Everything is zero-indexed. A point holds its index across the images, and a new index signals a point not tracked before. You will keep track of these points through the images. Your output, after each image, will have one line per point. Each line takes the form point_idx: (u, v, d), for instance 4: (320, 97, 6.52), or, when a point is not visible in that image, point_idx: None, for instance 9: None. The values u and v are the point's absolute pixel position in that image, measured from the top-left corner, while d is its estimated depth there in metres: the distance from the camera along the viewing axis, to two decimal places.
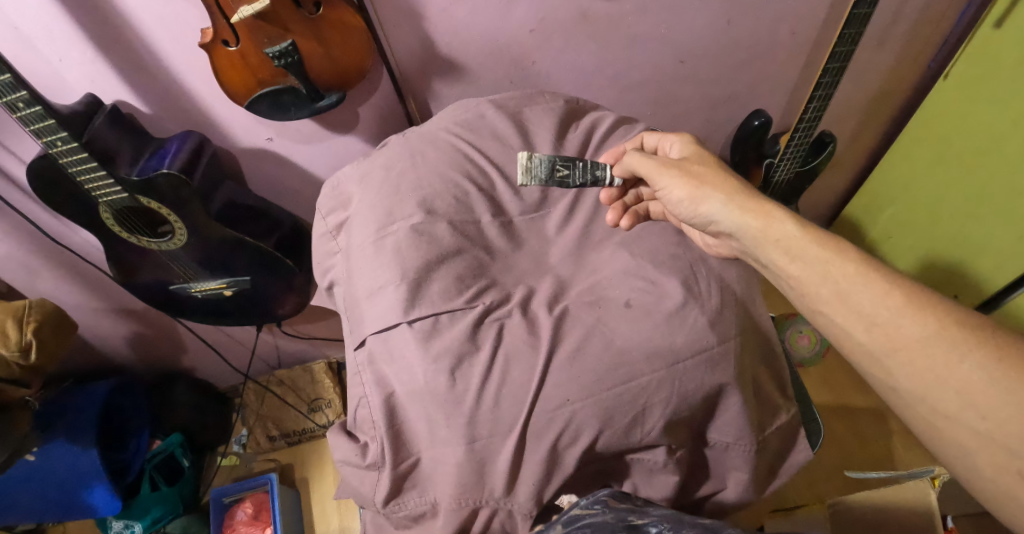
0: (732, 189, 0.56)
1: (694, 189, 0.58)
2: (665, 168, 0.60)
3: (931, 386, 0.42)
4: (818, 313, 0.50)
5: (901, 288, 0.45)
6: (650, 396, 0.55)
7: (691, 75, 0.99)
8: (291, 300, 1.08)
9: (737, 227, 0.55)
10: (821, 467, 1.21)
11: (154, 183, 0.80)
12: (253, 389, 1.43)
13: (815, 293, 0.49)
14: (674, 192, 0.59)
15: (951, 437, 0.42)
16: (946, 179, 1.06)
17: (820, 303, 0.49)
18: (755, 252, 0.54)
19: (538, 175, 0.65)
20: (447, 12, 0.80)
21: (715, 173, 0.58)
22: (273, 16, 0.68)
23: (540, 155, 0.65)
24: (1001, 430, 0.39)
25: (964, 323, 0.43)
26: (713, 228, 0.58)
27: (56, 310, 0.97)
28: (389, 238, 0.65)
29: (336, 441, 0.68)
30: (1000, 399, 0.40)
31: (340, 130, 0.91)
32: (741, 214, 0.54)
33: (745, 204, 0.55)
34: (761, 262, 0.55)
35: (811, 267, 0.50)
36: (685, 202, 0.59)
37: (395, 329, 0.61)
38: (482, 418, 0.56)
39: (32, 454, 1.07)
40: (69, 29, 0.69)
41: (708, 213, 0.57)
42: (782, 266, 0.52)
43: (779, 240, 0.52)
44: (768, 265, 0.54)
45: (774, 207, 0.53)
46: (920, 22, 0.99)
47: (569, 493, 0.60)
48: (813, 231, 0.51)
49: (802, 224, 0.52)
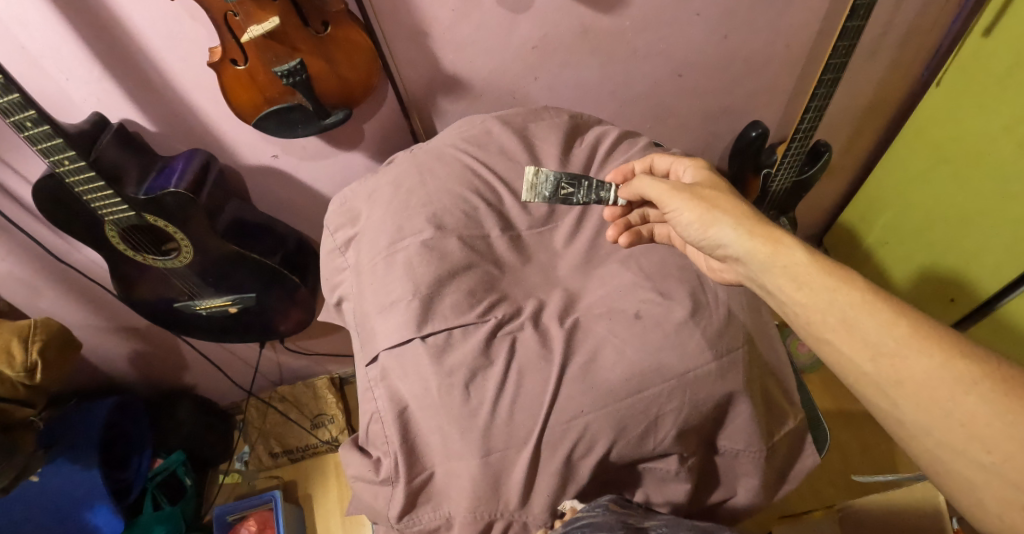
0: (741, 215, 0.57)
1: (704, 213, 0.59)
2: (676, 192, 0.61)
3: (937, 418, 0.44)
4: (822, 341, 0.51)
5: (906, 319, 0.47)
6: (663, 405, 0.56)
7: (689, 88, 1.01)
8: (294, 316, 1.08)
9: (746, 253, 0.55)
10: (824, 472, 1.22)
11: (161, 201, 0.80)
12: (255, 405, 1.43)
13: (821, 321, 0.50)
14: (683, 214, 0.60)
15: (957, 469, 0.43)
16: (940, 188, 1.08)
17: (825, 332, 0.50)
18: (762, 279, 0.55)
19: (541, 193, 0.70)
20: (453, 31, 0.82)
21: (725, 199, 0.59)
22: (282, 35, 0.69)
23: (545, 173, 0.70)
24: (1007, 464, 0.40)
25: (969, 355, 0.44)
26: (721, 252, 0.58)
27: (61, 329, 0.97)
28: (399, 255, 0.66)
29: (349, 457, 0.69)
30: (1005, 433, 0.41)
31: (346, 147, 0.93)
32: (750, 240, 0.55)
33: (754, 230, 0.55)
34: (765, 288, 0.56)
35: (817, 293, 0.51)
36: (694, 225, 0.60)
37: (407, 345, 0.61)
38: (497, 431, 0.57)
39: (37, 475, 1.07)
40: (78, 49, 0.70)
41: (716, 237, 0.58)
42: (787, 292, 0.53)
43: (785, 267, 0.53)
44: (775, 293, 0.54)
45: (784, 235, 0.54)
46: (910, 34, 1.02)
47: (572, 498, 0.58)
48: (822, 260, 0.52)
49: (810, 252, 0.53)
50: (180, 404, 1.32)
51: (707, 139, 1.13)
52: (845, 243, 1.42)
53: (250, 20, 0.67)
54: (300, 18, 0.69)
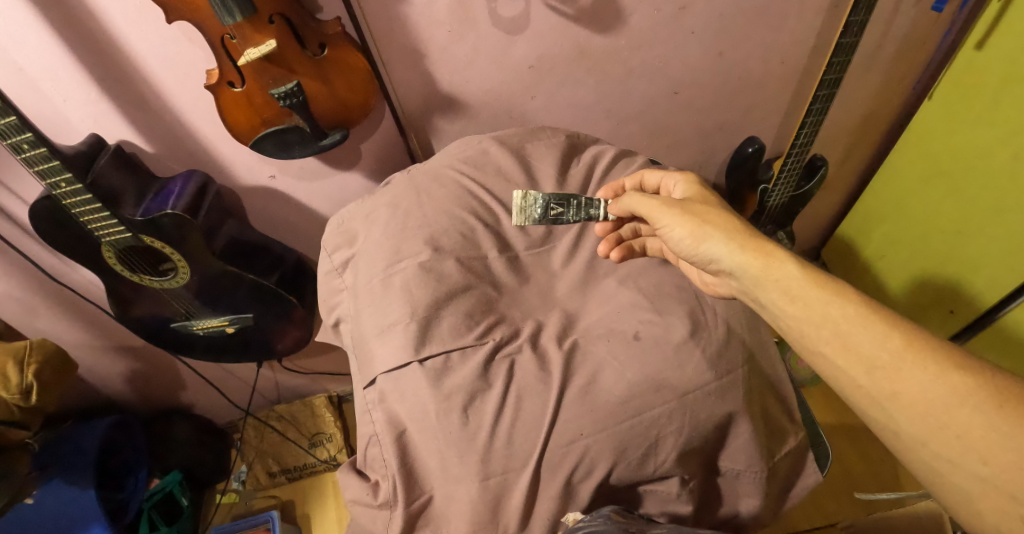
0: (731, 229, 0.57)
1: (695, 228, 0.59)
2: (666, 207, 0.61)
3: (933, 430, 0.43)
4: (816, 354, 0.51)
5: (901, 331, 0.47)
6: (662, 427, 0.55)
7: (685, 105, 1.01)
8: (292, 334, 1.07)
9: (738, 267, 0.56)
10: (829, 487, 1.21)
11: (158, 222, 0.81)
12: (253, 424, 1.41)
13: (815, 334, 0.50)
14: (674, 230, 0.61)
15: (954, 483, 0.43)
16: (935, 199, 1.09)
17: (819, 344, 0.50)
18: (754, 293, 0.55)
19: (532, 214, 0.69)
20: (449, 52, 0.82)
21: (715, 213, 0.59)
22: (278, 58, 0.69)
23: (534, 194, 0.69)
24: (1004, 476, 0.40)
25: (963, 367, 0.44)
26: (713, 267, 0.58)
27: (57, 351, 0.97)
28: (397, 276, 0.66)
29: (347, 481, 0.68)
30: (1000, 445, 0.41)
31: (343, 167, 0.93)
32: (742, 253, 0.55)
33: (745, 243, 0.55)
34: (759, 302, 0.56)
35: (811, 306, 0.51)
36: (686, 240, 0.60)
37: (406, 368, 0.61)
38: (497, 455, 0.56)
39: (31, 497, 1.05)
40: (75, 71, 0.71)
41: (708, 252, 0.58)
42: (781, 306, 0.53)
43: (778, 281, 0.53)
44: (767, 305, 0.54)
45: (774, 248, 0.54)
46: (903, 49, 1.03)
47: (575, 510, 0.57)
48: (814, 272, 0.52)
49: (802, 265, 0.53)
50: (177, 424, 1.31)
51: (704, 155, 1.13)
52: (844, 256, 1.42)
53: (247, 43, 0.67)
54: (297, 40, 0.69)
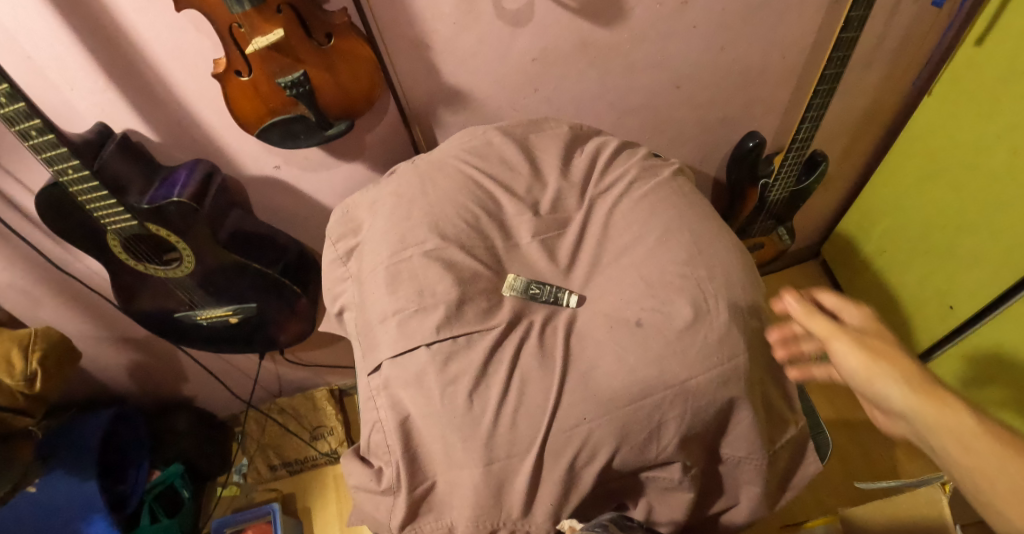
0: (910, 371, 0.52)
1: (868, 362, 0.54)
2: (840, 333, 0.57)
3: None
4: (993, 511, 0.46)
5: None
6: (665, 412, 0.56)
7: (687, 99, 1.02)
8: (294, 326, 1.08)
9: (912, 412, 0.50)
10: (827, 481, 1.23)
11: (164, 210, 0.81)
12: (255, 417, 1.43)
13: (989, 489, 0.45)
14: (846, 361, 0.55)
15: None
16: (937, 196, 1.09)
17: (995, 501, 0.45)
18: (929, 440, 0.49)
19: (515, 285, 0.66)
20: (454, 43, 0.82)
21: (895, 351, 0.54)
22: (286, 47, 0.70)
23: (521, 274, 0.68)
24: None
25: None
26: (883, 406, 0.53)
27: (61, 340, 0.97)
28: (403, 264, 0.66)
29: (350, 468, 0.68)
30: None
31: (347, 158, 0.93)
32: (915, 397, 0.50)
33: (921, 388, 0.51)
34: (931, 449, 0.50)
35: (983, 459, 0.46)
36: (856, 373, 0.55)
37: (411, 353, 0.62)
38: (500, 439, 0.57)
39: (32, 486, 1.05)
40: (84, 59, 0.71)
41: (880, 391, 0.53)
42: (955, 458, 0.47)
43: (951, 431, 0.48)
44: (939, 452, 0.49)
45: (952, 396, 0.49)
46: (902, 45, 1.03)
47: (570, 518, 0.57)
48: (994, 426, 0.47)
49: (981, 416, 0.48)
50: (179, 415, 1.31)
51: (705, 149, 1.14)
52: (844, 252, 1.43)
53: (254, 32, 0.67)
54: (304, 30, 0.69)
